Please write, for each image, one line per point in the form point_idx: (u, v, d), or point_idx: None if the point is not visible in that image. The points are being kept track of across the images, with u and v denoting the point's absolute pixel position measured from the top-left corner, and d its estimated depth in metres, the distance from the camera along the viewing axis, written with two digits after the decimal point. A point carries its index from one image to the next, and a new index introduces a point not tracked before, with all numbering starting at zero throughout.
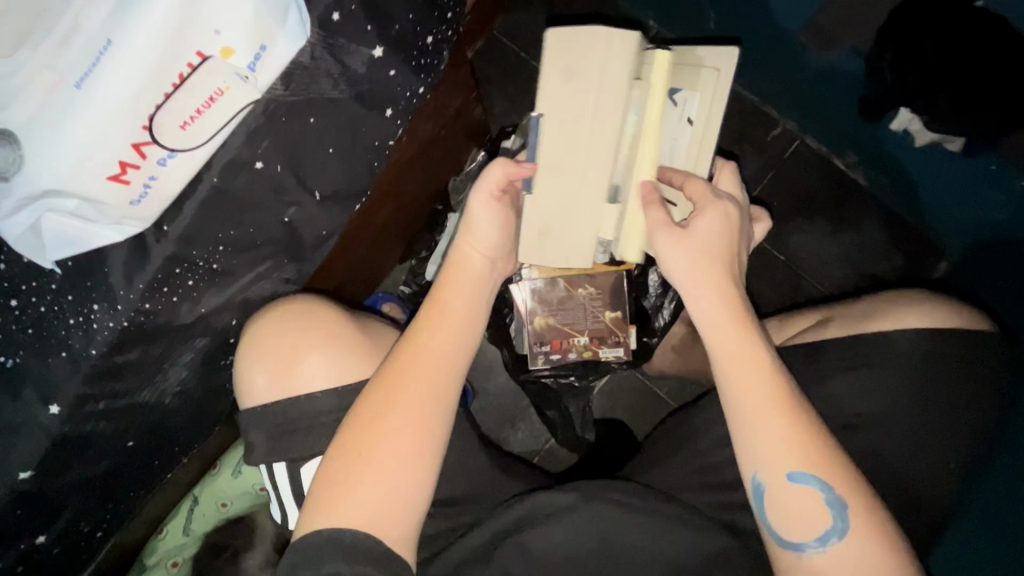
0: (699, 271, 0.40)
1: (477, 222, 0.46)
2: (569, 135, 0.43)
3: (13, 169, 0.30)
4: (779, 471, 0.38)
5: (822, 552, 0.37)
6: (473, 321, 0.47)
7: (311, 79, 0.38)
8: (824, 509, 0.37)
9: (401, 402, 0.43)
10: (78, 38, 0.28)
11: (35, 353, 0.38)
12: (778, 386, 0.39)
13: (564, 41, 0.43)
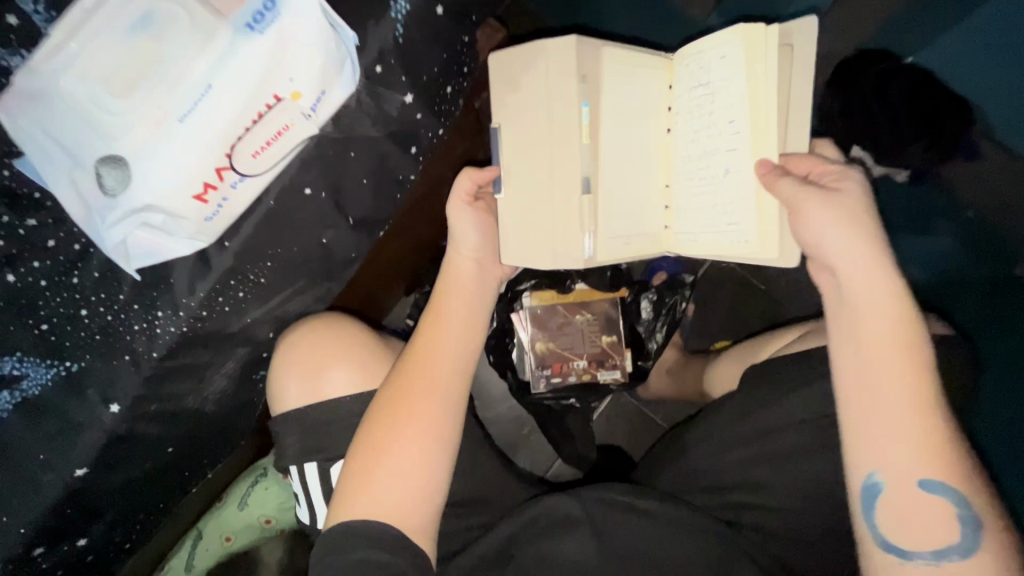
0: (850, 254, 0.38)
1: (457, 230, 0.52)
2: (531, 141, 0.47)
3: (121, 188, 0.36)
4: (908, 474, 0.36)
5: (932, 566, 0.35)
6: (472, 322, 0.52)
7: (354, 119, 0.45)
8: (953, 523, 0.35)
9: (410, 397, 0.47)
10: (185, 84, 0.35)
11: (105, 356, 0.43)
12: (923, 383, 0.37)
13: (508, 60, 0.47)
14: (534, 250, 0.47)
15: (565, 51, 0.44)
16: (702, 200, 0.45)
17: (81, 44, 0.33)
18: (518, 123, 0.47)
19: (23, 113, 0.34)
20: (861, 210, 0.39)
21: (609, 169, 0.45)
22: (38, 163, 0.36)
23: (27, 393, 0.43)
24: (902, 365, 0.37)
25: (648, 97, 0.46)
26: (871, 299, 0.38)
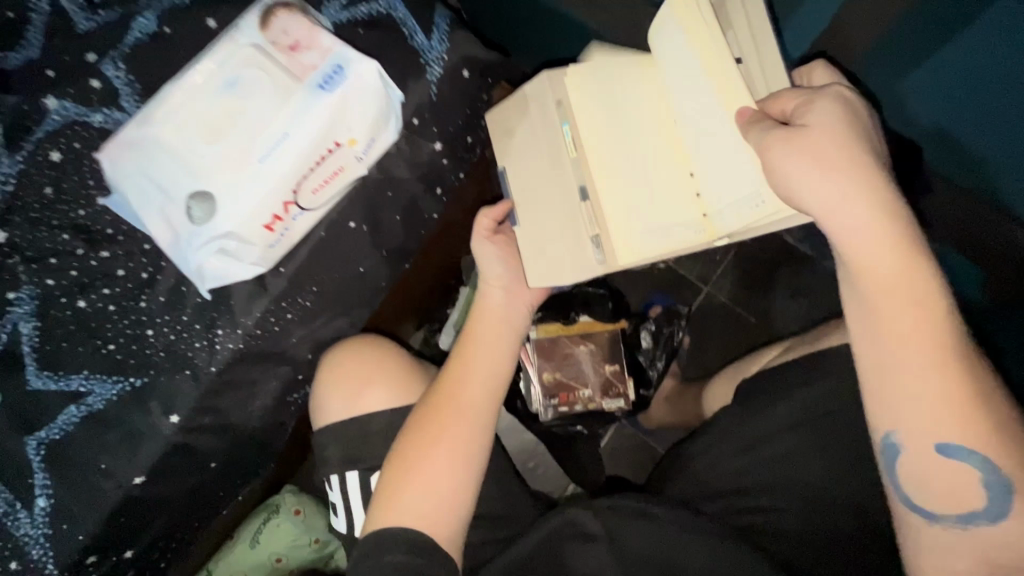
0: (845, 202, 0.37)
1: (484, 262, 0.58)
2: (532, 172, 0.53)
3: (206, 219, 0.43)
4: (925, 439, 0.37)
5: (960, 529, 0.37)
6: (502, 346, 0.57)
7: (392, 164, 0.53)
8: (978, 486, 0.36)
9: (444, 414, 0.52)
10: (266, 133, 0.43)
11: (168, 372, 0.48)
12: (942, 342, 0.36)
13: (501, 110, 0.55)
14: (552, 266, 0.53)
15: (541, 87, 0.49)
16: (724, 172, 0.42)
17: (190, 107, 0.42)
18: (523, 164, 0.54)
19: (131, 160, 0.42)
20: (856, 160, 0.37)
21: (610, 164, 0.45)
22: (135, 199, 0.43)
23: (93, 407, 0.48)
24: (916, 323, 0.37)
25: (636, 87, 0.46)
26: (881, 262, 0.37)
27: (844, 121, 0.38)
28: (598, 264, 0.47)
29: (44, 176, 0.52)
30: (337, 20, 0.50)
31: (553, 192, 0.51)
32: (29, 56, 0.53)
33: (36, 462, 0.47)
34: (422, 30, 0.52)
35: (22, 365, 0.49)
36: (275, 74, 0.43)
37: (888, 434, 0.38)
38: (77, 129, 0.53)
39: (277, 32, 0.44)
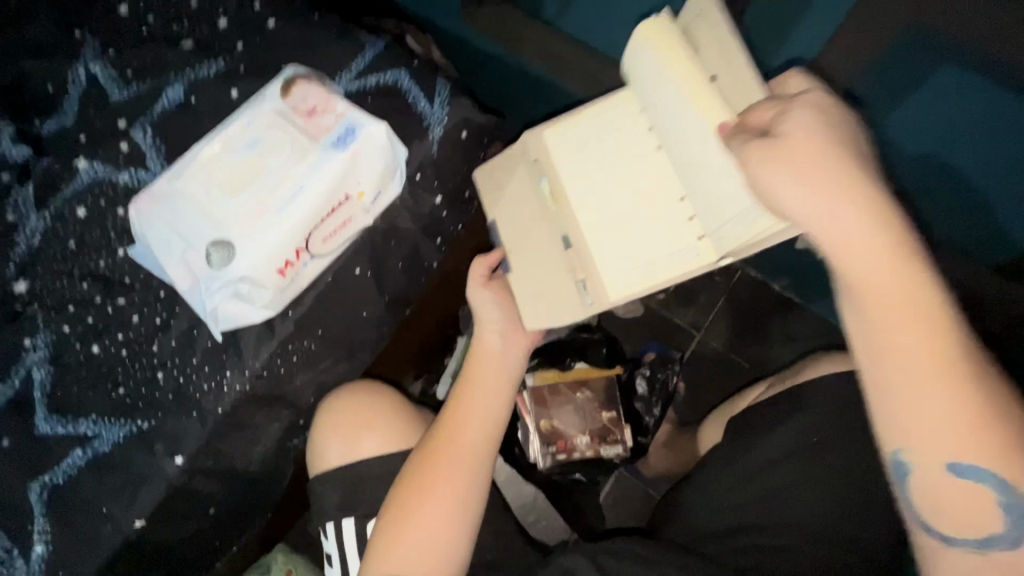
0: (833, 211, 0.35)
1: (481, 308, 0.60)
2: (521, 221, 0.56)
3: (222, 265, 0.46)
4: (936, 461, 0.35)
5: (978, 554, 0.36)
6: (499, 391, 0.57)
7: (395, 214, 0.57)
8: (995, 508, 0.35)
9: (437, 459, 0.52)
10: (281, 187, 0.47)
11: (175, 415, 0.50)
12: (953, 354, 0.34)
13: (487, 170, 0.58)
14: (547, 307, 0.54)
15: (524, 144, 0.53)
16: (713, 192, 0.41)
17: (214, 167, 0.47)
18: (511, 214, 0.56)
19: (159, 212, 0.47)
20: (839, 168, 0.35)
21: (592, 206, 0.48)
22: (157, 250, 0.47)
23: (99, 449, 0.49)
24: (920, 337, 0.35)
25: (614, 129, 0.48)
26: (880, 274, 0.35)
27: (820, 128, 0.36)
28: (585, 308, 0.49)
29: (69, 230, 0.56)
30: (349, 89, 0.58)
31: (539, 239, 0.54)
32: (64, 122, 0.60)
33: (36, 507, 0.47)
34: (425, 98, 0.58)
35: (30, 408, 0.50)
36: (293, 134, 0.48)
37: (897, 456, 0.37)
38: (103, 186, 0.58)
39: (297, 100, 0.49)
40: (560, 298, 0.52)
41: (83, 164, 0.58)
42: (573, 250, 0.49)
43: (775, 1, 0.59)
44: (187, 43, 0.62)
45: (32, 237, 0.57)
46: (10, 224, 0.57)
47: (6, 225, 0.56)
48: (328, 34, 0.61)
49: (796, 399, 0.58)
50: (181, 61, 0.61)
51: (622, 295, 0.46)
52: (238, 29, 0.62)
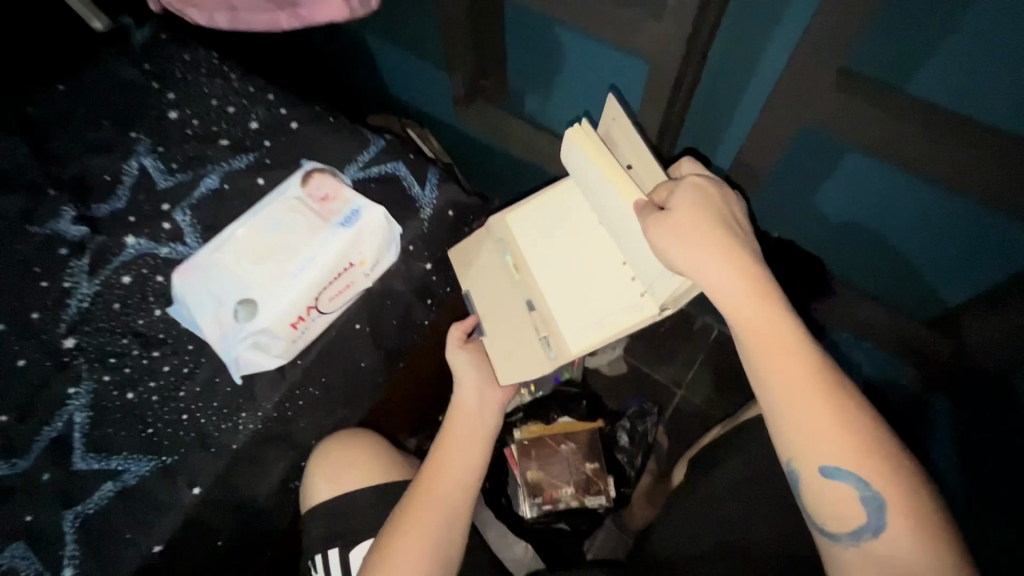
0: (709, 257, 0.46)
1: (459, 366, 0.66)
2: (490, 292, 0.66)
3: (246, 320, 0.56)
4: (815, 465, 0.42)
5: (855, 547, 0.42)
6: (476, 442, 0.62)
7: (391, 278, 0.67)
8: (856, 502, 0.41)
9: (418, 504, 0.56)
10: (296, 257, 0.58)
11: (196, 450, 0.57)
12: (806, 368, 0.43)
13: (458, 253, 0.68)
14: (517, 361, 0.62)
15: (488, 229, 0.65)
16: (644, 261, 0.52)
17: (242, 241, 0.58)
18: (483, 286, 0.66)
19: (195, 279, 0.57)
20: (714, 228, 0.46)
21: (552, 274, 0.59)
22: (194, 309, 0.57)
23: (127, 481, 0.56)
24: (790, 354, 0.44)
25: (563, 212, 0.61)
26: (741, 301, 0.45)
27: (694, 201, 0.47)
28: (550, 361, 0.58)
29: (114, 294, 0.67)
30: (355, 177, 0.70)
31: (506, 306, 0.65)
32: (116, 206, 0.73)
33: (69, 534, 0.54)
34: (418, 184, 0.71)
35: (70, 448, 0.58)
36: (309, 215, 0.60)
37: (789, 463, 0.44)
38: (146, 258, 0.69)
39: (313, 188, 0.61)
40: (530, 353, 0.61)
41: (131, 240, 0.70)
42: (536, 312, 0.59)
43: (709, 107, 0.76)
44: (224, 141, 0.76)
45: (82, 300, 0.67)
46: (66, 289, 0.68)
47: (62, 291, 0.67)
48: (340, 134, 0.74)
49: (741, 438, 0.67)
50: (218, 156, 0.75)
51: (580, 346, 0.55)
52: (266, 130, 0.77)
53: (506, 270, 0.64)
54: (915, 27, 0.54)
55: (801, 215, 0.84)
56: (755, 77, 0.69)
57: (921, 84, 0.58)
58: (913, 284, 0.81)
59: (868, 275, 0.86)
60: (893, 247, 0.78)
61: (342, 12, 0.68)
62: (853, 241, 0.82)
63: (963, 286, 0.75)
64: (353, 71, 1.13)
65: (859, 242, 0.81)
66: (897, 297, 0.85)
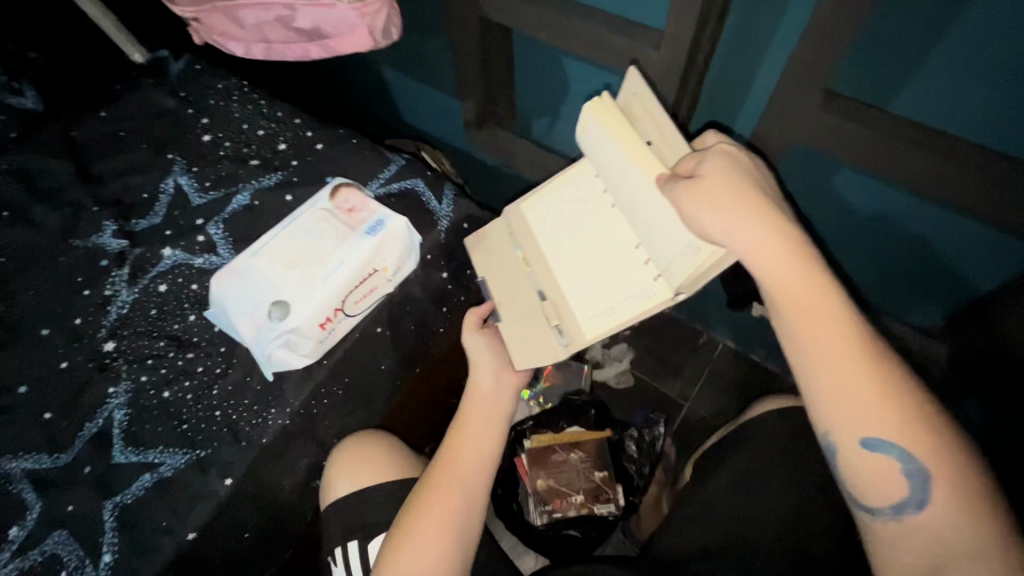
0: (752, 230, 0.47)
1: (476, 352, 0.70)
2: (506, 280, 0.70)
3: (278, 319, 0.60)
4: (854, 438, 0.44)
5: (896, 521, 0.44)
6: (494, 423, 0.65)
7: (409, 285, 0.71)
8: (900, 475, 0.43)
9: (443, 480, 0.59)
10: (325, 263, 0.62)
11: (227, 445, 0.62)
12: (854, 345, 0.45)
13: (477, 240, 0.73)
14: (529, 349, 0.66)
15: (506, 219, 0.70)
16: (661, 238, 0.53)
17: (276, 248, 0.64)
18: (498, 274, 0.71)
19: (232, 283, 0.62)
20: (752, 202, 0.48)
21: (564, 266, 0.63)
22: (231, 310, 0.62)
23: (164, 473, 0.60)
24: (831, 327, 0.45)
25: (579, 199, 0.64)
26: (784, 272, 0.47)
27: (728, 175, 0.49)
28: (562, 347, 0.62)
29: (151, 301, 0.71)
30: (377, 193, 0.75)
31: (521, 293, 0.69)
32: (154, 221, 0.78)
33: (109, 522, 0.58)
34: (435, 198, 0.76)
35: (110, 442, 0.62)
36: (337, 225, 0.65)
37: (826, 435, 0.46)
38: (182, 268, 0.74)
39: (340, 200, 0.67)
40: (541, 343, 0.65)
41: (168, 251, 0.75)
42: (548, 301, 0.65)
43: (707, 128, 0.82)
44: (254, 161, 0.82)
45: (122, 306, 0.71)
46: (106, 297, 0.72)
47: (103, 299, 0.72)
48: (362, 153, 0.80)
49: (740, 438, 0.71)
50: (249, 175, 0.80)
51: (593, 334, 0.59)
52: (293, 150, 0.82)
53: (519, 260, 0.69)
54: (895, 53, 0.59)
55: (825, 212, 0.82)
56: (747, 98, 0.74)
57: (902, 104, 0.62)
58: (943, 277, 0.78)
59: (898, 273, 0.83)
60: (922, 238, 0.75)
61: (367, 43, 0.75)
62: (882, 237, 0.79)
63: (995, 272, 0.73)
64: (371, 98, 1.20)
65: (887, 239, 0.79)
66: (927, 295, 0.83)
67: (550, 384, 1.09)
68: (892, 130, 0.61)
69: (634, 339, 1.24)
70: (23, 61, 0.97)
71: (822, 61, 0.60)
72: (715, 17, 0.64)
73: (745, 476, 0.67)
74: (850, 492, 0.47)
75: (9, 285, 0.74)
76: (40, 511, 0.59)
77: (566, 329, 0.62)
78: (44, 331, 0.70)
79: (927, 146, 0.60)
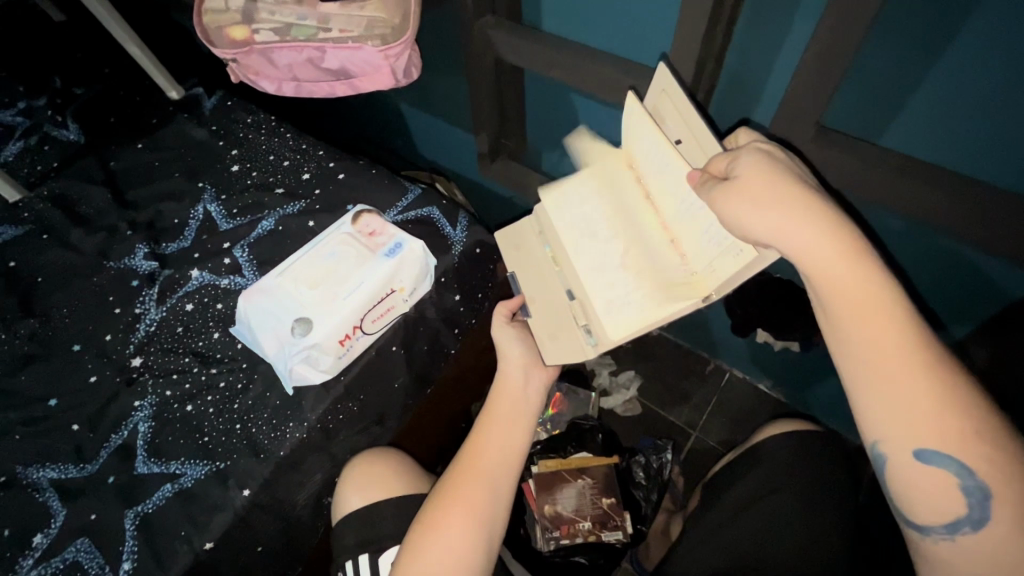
0: (799, 226, 0.46)
1: (506, 346, 0.72)
2: (535, 277, 0.73)
3: (301, 335, 0.64)
4: (905, 449, 0.43)
5: (949, 540, 0.43)
6: (520, 419, 0.66)
7: (423, 305, 0.74)
8: (957, 491, 0.42)
9: (466, 481, 0.59)
10: (345, 284, 0.67)
11: (246, 456, 0.64)
12: (913, 352, 0.43)
13: (506, 235, 0.77)
14: (559, 349, 0.68)
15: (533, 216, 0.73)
16: (695, 236, 0.54)
17: (301, 270, 0.69)
18: (530, 270, 0.74)
19: (261, 300, 0.67)
20: (797, 198, 0.47)
21: (586, 265, 0.63)
22: (258, 327, 0.66)
23: (184, 483, 0.63)
24: (884, 329, 0.44)
25: (601, 196, 0.64)
26: (833, 269, 0.46)
27: (767, 171, 0.48)
28: (591, 347, 0.63)
29: (178, 320, 0.75)
30: (394, 219, 0.79)
31: (549, 291, 0.71)
32: (183, 244, 0.83)
33: (129, 530, 0.60)
34: (450, 224, 0.80)
35: (133, 453, 0.65)
36: (359, 248, 0.70)
37: (875, 443, 0.45)
38: (208, 288, 0.77)
39: (362, 225, 0.72)
40: (570, 344, 0.67)
41: (195, 272, 0.79)
42: (576, 301, 0.66)
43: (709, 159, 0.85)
44: (279, 190, 0.86)
45: (150, 324, 0.75)
46: (136, 315, 0.76)
47: (132, 317, 0.76)
48: (381, 182, 0.84)
49: (749, 461, 0.73)
50: (274, 203, 0.85)
51: (620, 336, 0.58)
52: (317, 179, 0.87)
53: (546, 256, 0.71)
54: (880, 95, 0.64)
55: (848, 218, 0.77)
56: (751, 123, 0.77)
57: (893, 139, 0.67)
58: (973, 287, 0.73)
59: (921, 285, 0.79)
60: (943, 248, 0.72)
61: (389, 81, 0.81)
62: (912, 249, 0.75)
63: None
64: (389, 133, 1.26)
65: (911, 249, 0.75)
66: (952, 307, 0.78)
67: (558, 411, 1.10)
68: (883, 162, 0.65)
69: (641, 367, 1.25)
70: (69, 96, 1.05)
71: (811, 97, 0.64)
72: (713, 59, 0.69)
73: (758, 496, 0.68)
74: (901, 507, 0.46)
75: (45, 303, 0.78)
76: (63, 519, 0.61)
77: (594, 329, 0.62)
78: (75, 347, 0.74)
79: (916, 175, 0.63)
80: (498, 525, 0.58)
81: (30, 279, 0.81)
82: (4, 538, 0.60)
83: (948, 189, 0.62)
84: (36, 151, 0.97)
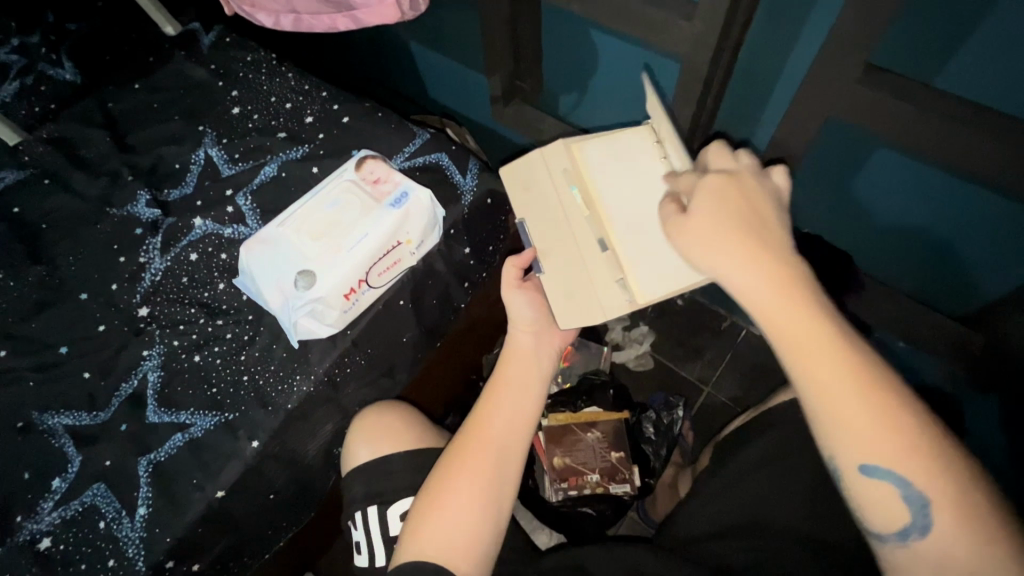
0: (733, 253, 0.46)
1: (518, 309, 0.69)
2: (546, 228, 0.67)
3: (304, 287, 0.62)
4: (852, 464, 0.41)
5: (903, 547, 0.41)
6: (529, 387, 0.65)
7: (431, 258, 0.72)
8: (902, 503, 0.40)
9: (465, 458, 0.58)
10: (350, 234, 0.64)
11: (254, 408, 0.64)
12: (853, 369, 0.42)
13: (513, 173, 0.70)
14: (582, 308, 0.64)
15: (558, 151, 0.66)
16: None
17: (303, 220, 0.66)
18: (547, 214, 0.67)
19: (265, 251, 0.65)
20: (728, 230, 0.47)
21: (628, 214, 0.61)
22: (261, 278, 0.64)
23: (194, 433, 0.63)
24: (824, 347, 0.42)
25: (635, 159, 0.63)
26: (766, 296, 0.45)
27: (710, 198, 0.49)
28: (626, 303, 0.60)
29: (182, 269, 0.73)
30: (401, 166, 0.75)
31: (570, 241, 0.65)
32: (185, 191, 0.80)
33: (143, 477, 0.61)
34: (460, 172, 0.76)
35: (144, 402, 0.65)
36: (363, 197, 0.67)
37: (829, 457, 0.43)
38: (212, 238, 0.75)
39: (366, 172, 0.68)
40: (597, 302, 0.63)
41: (198, 221, 0.76)
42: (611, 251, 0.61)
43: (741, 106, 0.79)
44: (282, 134, 0.82)
45: (155, 274, 0.73)
46: (140, 264, 0.74)
47: (137, 266, 0.74)
48: (388, 126, 0.79)
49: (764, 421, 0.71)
50: (277, 147, 0.81)
51: (660, 293, 0.57)
52: (320, 123, 0.82)
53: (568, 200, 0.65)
54: (944, 27, 0.55)
55: (854, 197, 0.79)
56: (801, 46, 0.67)
57: (948, 82, 0.59)
58: (959, 267, 0.77)
59: (918, 264, 0.82)
60: (949, 228, 0.73)
61: (394, 16, 0.73)
62: (906, 222, 0.77)
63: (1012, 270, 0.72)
64: (398, 73, 1.19)
65: (917, 227, 0.76)
66: (951, 287, 0.81)
67: (569, 364, 1.09)
68: (937, 108, 0.58)
69: (656, 322, 1.23)
70: (63, 33, 1.00)
71: (867, 31, 0.56)
72: None
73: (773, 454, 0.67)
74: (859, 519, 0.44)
75: (51, 250, 0.77)
76: (79, 465, 0.62)
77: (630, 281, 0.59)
78: (83, 296, 0.73)
79: (980, 124, 0.56)
80: (505, 496, 0.57)
81: (35, 225, 0.79)
82: (24, 481, 0.62)
83: (1015, 140, 0.55)
84: (33, 91, 0.93)
